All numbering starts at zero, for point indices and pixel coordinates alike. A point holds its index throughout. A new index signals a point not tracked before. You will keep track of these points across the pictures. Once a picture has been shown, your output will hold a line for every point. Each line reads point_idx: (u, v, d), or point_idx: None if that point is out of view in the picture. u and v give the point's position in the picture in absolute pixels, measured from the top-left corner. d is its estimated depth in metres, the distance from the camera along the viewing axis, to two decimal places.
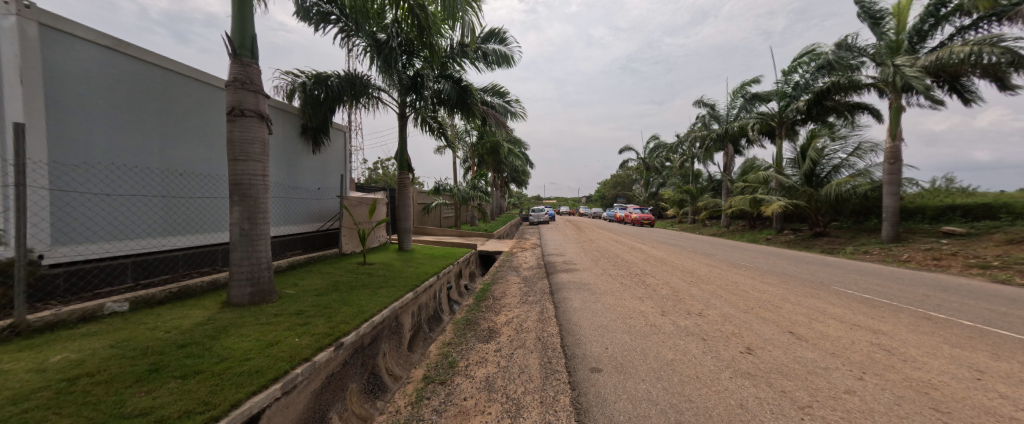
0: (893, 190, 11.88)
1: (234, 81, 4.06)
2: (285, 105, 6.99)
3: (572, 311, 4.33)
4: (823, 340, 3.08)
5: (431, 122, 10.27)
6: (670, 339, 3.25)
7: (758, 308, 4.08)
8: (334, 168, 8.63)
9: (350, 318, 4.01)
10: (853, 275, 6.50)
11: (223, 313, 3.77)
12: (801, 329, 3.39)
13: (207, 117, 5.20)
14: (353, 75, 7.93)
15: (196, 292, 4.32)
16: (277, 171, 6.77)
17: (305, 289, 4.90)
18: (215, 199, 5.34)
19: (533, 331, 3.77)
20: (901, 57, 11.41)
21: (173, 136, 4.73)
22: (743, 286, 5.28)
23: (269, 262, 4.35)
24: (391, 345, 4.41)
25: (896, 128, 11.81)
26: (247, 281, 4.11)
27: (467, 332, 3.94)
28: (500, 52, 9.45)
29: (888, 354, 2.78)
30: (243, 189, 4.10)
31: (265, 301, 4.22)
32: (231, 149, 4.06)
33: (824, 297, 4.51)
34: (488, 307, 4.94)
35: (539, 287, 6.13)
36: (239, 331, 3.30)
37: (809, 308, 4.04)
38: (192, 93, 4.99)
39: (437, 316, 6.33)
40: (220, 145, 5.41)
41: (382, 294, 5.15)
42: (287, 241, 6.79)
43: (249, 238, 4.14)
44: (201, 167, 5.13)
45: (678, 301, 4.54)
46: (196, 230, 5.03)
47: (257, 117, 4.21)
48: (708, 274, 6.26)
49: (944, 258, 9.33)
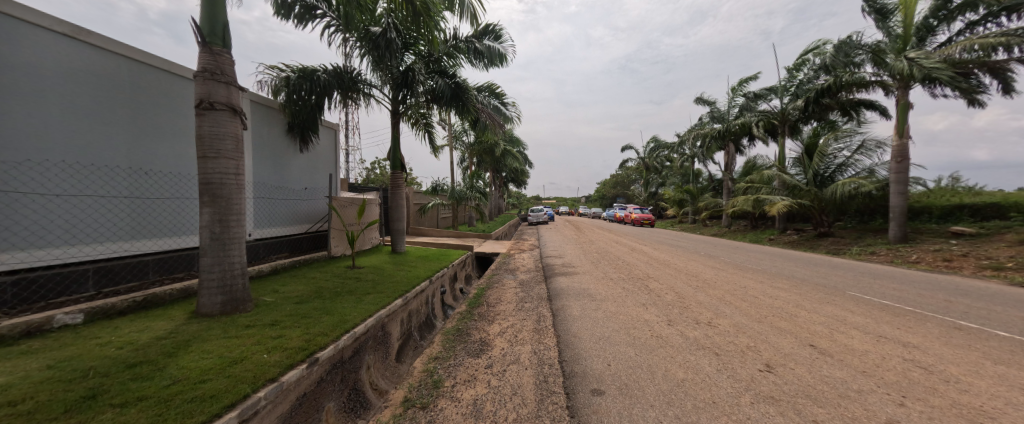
0: (900, 190, 11.58)
1: (202, 71, 3.73)
2: (269, 101, 6.66)
3: (571, 321, 4.02)
4: (850, 356, 2.76)
5: (420, 119, 10.01)
6: (679, 353, 2.94)
7: (772, 317, 3.77)
8: (323, 167, 8.30)
9: (329, 329, 3.67)
10: (866, 278, 6.20)
11: (189, 325, 3.45)
12: (823, 341, 3.08)
13: (177, 112, 4.85)
14: (341, 70, 7.65)
15: (165, 301, 4.00)
16: (261, 170, 6.44)
17: (285, 296, 4.57)
18: (185, 201, 4.96)
19: (528, 344, 3.45)
20: (913, 50, 11.12)
21: (139, 131, 4.40)
22: (753, 291, 4.95)
23: (244, 268, 4.04)
24: (376, 357, 4.08)
25: (904, 125, 11.51)
26: (218, 289, 3.79)
27: (456, 344, 3.60)
28: (496, 49, 9.17)
29: (926, 373, 2.47)
30: (213, 189, 3.77)
31: (238, 310, 3.90)
32: (200, 144, 3.73)
33: (841, 304, 4.21)
34: (481, 315, 4.61)
35: (537, 292, 5.81)
36: (202, 347, 2.97)
37: (828, 317, 3.73)
38: (161, 87, 4.66)
39: (429, 323, 6.01)
40: (191, 142, 5.04)
41: (368, 301, 4.83)
42: (272, 244, 6.46)
43: (221, 242, 3.82)
44: (169, 166, 4.77)
45: (684, 308, 4.22)
46: (162, 233, 4.66)
47: (230, 111, 3.88)
48: (714, 278, 5.95)
49: (955, 260, 9.06)
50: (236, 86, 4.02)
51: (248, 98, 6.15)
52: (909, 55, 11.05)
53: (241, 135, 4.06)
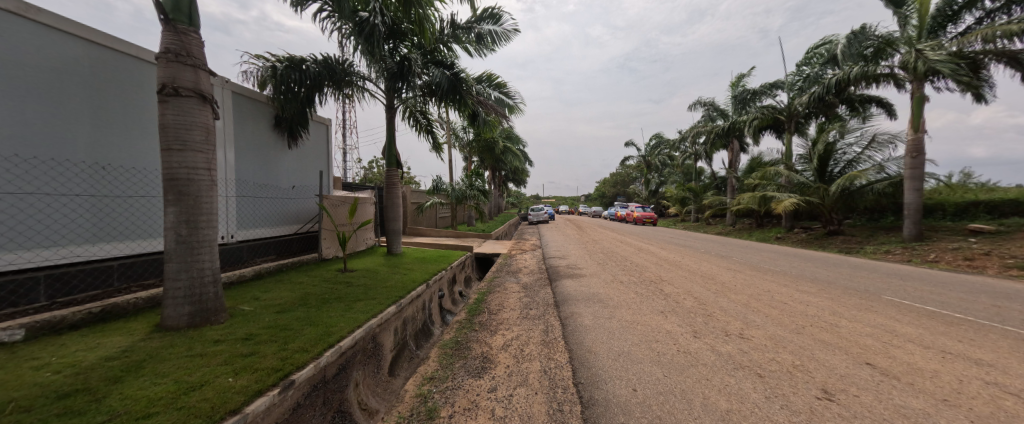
0: (915, 186, 11.17)
1: (164, 52, 3.28)
2: (254, 93, 6.18)
3: (583, 331, 3.61)
4: (918, 379, 2.36)
5: (418, 117, 9.64)
6: (714, 374, 2.52)
7: (811, 327, 3.36)
8: (314, 164, 7.83)
9: (311, 344, 3.22)
10: (895, 280, 5.80)
11: (148, 341, 3.01)
12: (879, 358, 2.67)
13: (139, 101, 4.36)
14: (331, 60, 7.17)
15: (127, 312, 3.57)
16: (245, 167, 5.97)
17: (265, 305, 4.13)
18: (149, 198, 4.44)
19: (536, 361, 3.03)
20: (924, 43, 10.91)
21: (94, 122, 3.90)
22: (779, 296, 4.53)
23: (216, 274, 3.61)
24: (366, 373, 3.66)
25: (919, 119, 11.12)
26: (185, 299, 3.35)
27: (455, 361, 3.17)
28: (496, 35, 8.75)
29: (1021, 401, 2.06)
30: (177, 185, 3.32)
31: (209, 322, 3.46)
32: (163, 135, 3.29)
33: (883, 312, 3.79)
34: (483, 325, 4.17)
35: (542, 297, 5.39)
36: (156, 369, 2.54)
37: (873, 327, 3.33)
38: (123, 71, 4.19)
39: (426, 330, 5.58)
40: (154, 134, 4.53)
41: (358, 309, 4.40)
42: (257, 246, 6.01)
43: (189, 245, 3.38)
44: (130, 160, 4.25)
45: (707, 317, 3.79)
46: (120, 238, 4.14)
47: (198, 98, 3.44)
48: (732, 280, 5.54)
49: (977, 259, 8.63)
50: (206, 70, 3.58)
51: (229, 89, 5.67)
52: (919, 47, 10.89)
53: (212, 126, 3.62)
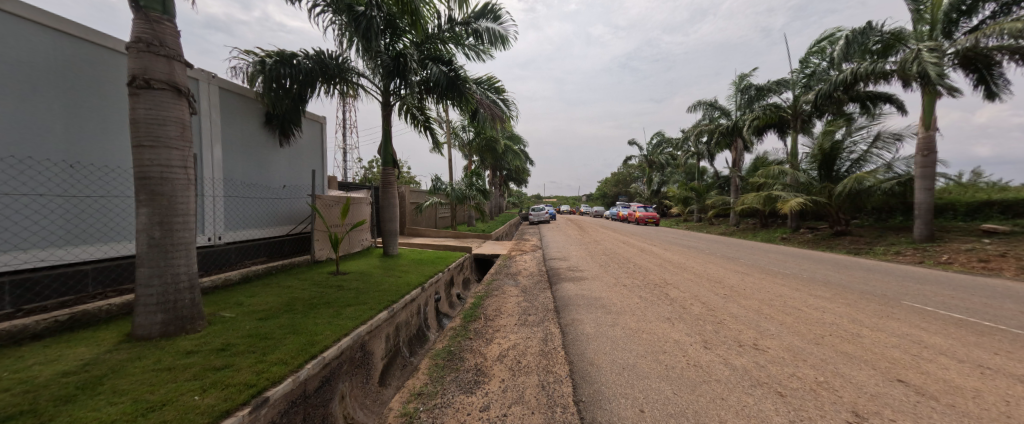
0: (926, 185, 10.89)
1: (135, 41, 3.04)
2: (243, 90, 5.96)
3: (584, 341, 3.37)
4: (959, 399, 2.11)
5: (416, 113, 9.40)
6: (730, 392, 2.27)
7: (831, 337, 3.10)
8: (306, 163, 7.61)
9: (292, 355, 2.99)
10: (912, 284, 5.53)
11: (114, 353, 2.78)
12: (911, 374, 2.42)
13: (110, 94, 4.08)
14: (324, 55, 6.94)
15: (99, 319, 3.34)
16: (233, 166, 5.76)
17: (247, 311, 3.90)
18: (123, 198, 4.17)
19: (534, 374, 2.80)
20: (927, 42, 10.84)
21: (60, 117, 3.63)
22: (793, 301, 4.27)
23: (193, 280, 3.39)
24: (353, 384, 3.43)
25: (930, 117, 10.83)
26: (157, 307, 3.13)
27: (445, 375, 2.93)
28: (495, 33, 8.50)
29: None
30: (149, 184, 3.09)
31: (184, 331, 3.24)
32: (133, 131, 3.06)
33: (907, 320, 3.53)
34: (478, 332, 3.93)
35: (541, 301, 5.16)
36: (115, 386, 2.31)
37: (899, 338, 3.07)
38: (93, 63, 3.91)
39: (421, 336, 5.34)
40: (127, 129, 4.24)
41: (347, 315, 4.17)
42: (246, 248, 5.80)
43: (162, 249, 3.15)
44: (102, 157, 3.98)
45: (717, 325, 3.54)
46: (91, 241, 3.87)
47: (172, 91, 3.21)
48: (741, 284, 5.28)
49: (992, 260, 8.36)
50: (181, 61, 3.34)
51: (216, 85, 5.45)
52: (920, 46, 10.84)
53: (188, 121, 3.39)
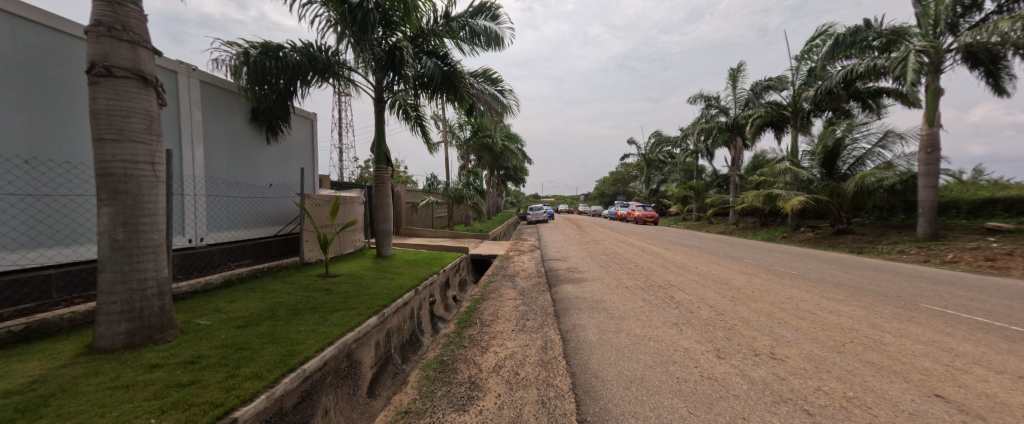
0: (929, 183, 10.73)
1: (95, 25, 2.77)
2: (225, 83, 5.67)
3: (587, 350, 3.12)
4: (1008, 418, 1.88)
5: (409, 110, 9.13)
6: (752, 411, 2.03)
7: (852, 344, 2.88)
8: (296, 160, 7.34)
9: (268, 368, 2.73)
10: (927, 284, 5.32)
11: (69, 368, 2.51)
12: (949, 388, 2.19)
13: (67, 83, 3.73)
14: (313, 47, 6.65)
15: (59, 329, 3.07)
16: (216, 163, 5.48)
17: (225, 318, 3.64)
18: (83, 197, 3.85)
19: (534, 388, 2.56)
20: (925, 40, 10.74)
21: (14, 108, 3.33)
22: (805, 304, 4.05)
23: (162, 285, 3.13)
24: (339, 397, 3.16)
25: (934, 113, 10.67)
26: (121, 315, 2.86)
27: (436, 389, 2.68)
28: (493, 30, 8.23)
29: None
30: (112, 181, 2.81)
31: (151, 341, 2.98)
32: (93, 123, 2.79)
33: (931, 324, 3.31)
34: (473, 340, 3.68)
35: (540, 304, 4.92)
36: (60, 408, 2.04)
37: (926, 345, 2.85)
38: (47, 47, 3.57)
39: (413, 341, 5.07)
40: (86, 121, 3.91)
41: (334, 321, 3.91)
42: (230, 250, 5.53)
43: (126, 253, 2.88)
44: (62, 152, 3.69)
45: (729, 331, 3.31)
46: (48, 243, 3.56)
47: (138, 80, 2.94)
48: (749, 286, 5.05)
49: (999, 259, 8.18)
50: (147, 47, 3.08)
51: (197, 78, 5.16)
52: (918, 44, 10.74)
53: (156, 113, 3.12)
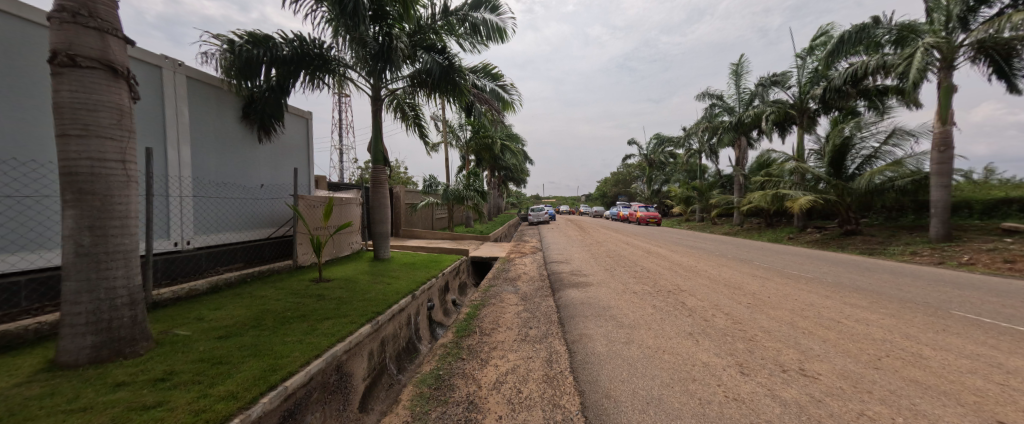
0: (941, 182, 10.45)
1: (58, 10, 2.53)
2: (214, 79, 5.43)
3: (596, 364, 2.85)
4: None
5: (407, 109, 8.90)
6: None
7: (890, 359, 2.61)
8: (289, 160, 7.11)
9: (247, 385, 2.48)
10: (952, 288, 5.04)
11: (23, 388, 2.26)
12: (1011, 413, 1.93)
13: (27, 75, 3.49)
14: (307, 43, 6.41)
15: (23, 342, 2.83)
16: (204, 162, 5.25)
17: (207, 328, 3.40)
18: (49, 198, 3.63)
19: (539, 410, 2.29)
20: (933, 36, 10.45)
21: None
22: (829, 311, 3.78)
23: (134, 294, 2.88)
24: (326, 415, 2.90)
25: (946, 111, 10.40)
26: (87, 327, 2.61)
27: (430, 410, 2.42)
28: (493, 24, 7.97)
29: None
30: (77, 181, 2.56)
31: (121, 355, 2.74)
32: (57, 117, 2.55)
33: (970, 335, 3.04)
34: (473, 351, 3.43)
35: (544, 310, 4.67)
36: None
37: (970, 359, 2.59)
38: (6, 37, 3.34)
39: (410, 349, 4.80)
40: (48, 116, 3.67)
41: (324, 330, 3.66)
42: (219, 254, 5.29)
43: (93, 259, 2.63)
44: (26, 150, 3.48)
45: (751, 343, 3.04)
46: (13, 247, 3.34)
47: (107, 71, 2.71)
48: (765, 291, 4.78)
49: (1018, 261, 7.88)
50: (118, 36, 2.85)
51: (183, 73, 4.93)
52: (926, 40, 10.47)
53: (128, 108, 2.89)
